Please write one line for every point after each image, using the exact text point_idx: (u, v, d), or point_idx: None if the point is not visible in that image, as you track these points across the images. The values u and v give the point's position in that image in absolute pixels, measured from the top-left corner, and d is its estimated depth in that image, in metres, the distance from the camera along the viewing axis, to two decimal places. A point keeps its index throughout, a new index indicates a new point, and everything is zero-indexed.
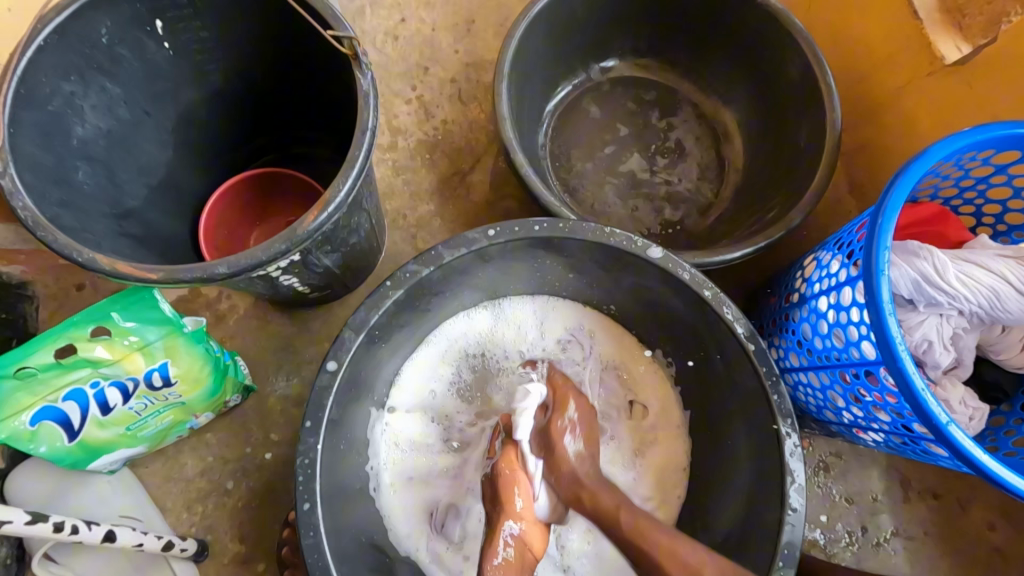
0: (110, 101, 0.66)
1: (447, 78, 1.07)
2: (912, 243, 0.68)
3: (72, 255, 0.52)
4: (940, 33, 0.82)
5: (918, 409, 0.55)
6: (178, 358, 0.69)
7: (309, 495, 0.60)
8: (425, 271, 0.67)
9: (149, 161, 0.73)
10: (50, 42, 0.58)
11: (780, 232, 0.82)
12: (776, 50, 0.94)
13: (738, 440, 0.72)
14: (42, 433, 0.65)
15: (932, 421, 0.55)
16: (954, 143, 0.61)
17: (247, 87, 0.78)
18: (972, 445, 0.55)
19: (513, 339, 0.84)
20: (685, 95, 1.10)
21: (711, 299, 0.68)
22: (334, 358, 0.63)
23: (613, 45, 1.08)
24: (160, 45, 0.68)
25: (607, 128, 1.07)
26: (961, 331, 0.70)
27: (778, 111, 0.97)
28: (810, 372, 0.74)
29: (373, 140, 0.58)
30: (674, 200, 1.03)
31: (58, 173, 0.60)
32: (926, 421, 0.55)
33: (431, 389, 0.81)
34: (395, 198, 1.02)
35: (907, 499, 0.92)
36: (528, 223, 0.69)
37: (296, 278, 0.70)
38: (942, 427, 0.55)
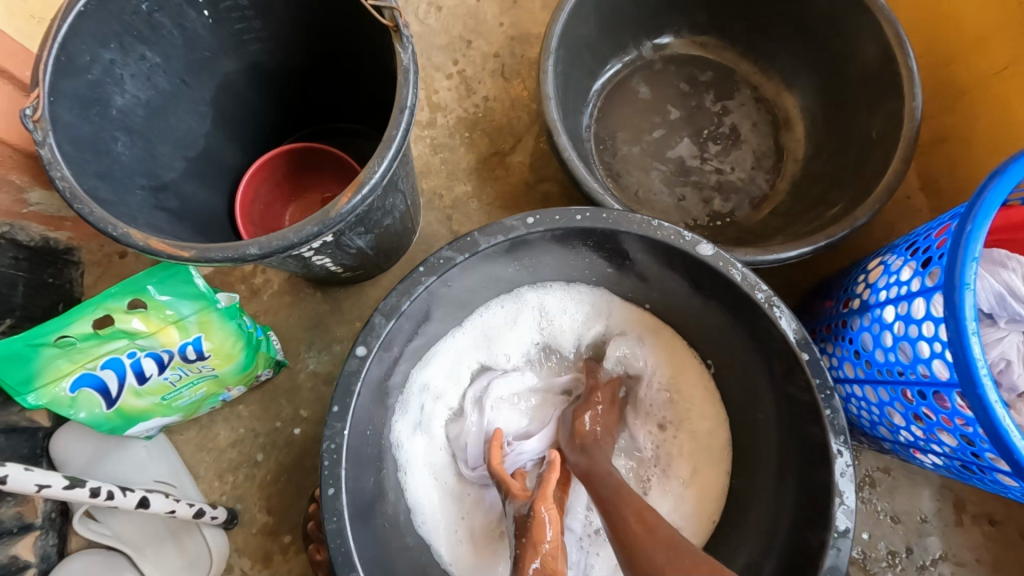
0: (149, 70, 0.65)
1: (490, 53, 1.03)
2: (1000, 252, 0.62)
3: (107, 229, 0.51)
4: None
5: (997, 439, 0.50)
6: (212, 332, 0.69)
7: (334, 480, 0.59)
8: (460, 258, 0.64)
9: (188, 132, 0.72)
10: (91, 8, 0.57)
11: (844, 231, 0.76)
12: (851, 28, 0.85)
13: (781, 452, 0.68)
14: (83, 400, 0.66)
15: (1012, 454, 0.49)
16: None
17: (287, 58, 0.76)
18: None
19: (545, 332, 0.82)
20: (743, 76, 1.02)
21: (763, 303, 0.63)
22: (363, 344, 0.62)
23: (668, 20, 1.01)
24: (200, 13, 0.66)
25: (657, 110, 1.01)
26: None
27: (848, 97, 0.89)
28: (865, 385, 0.69)
29: (412, 119, 0.55)
30: (724, 191, 0.97)
31: (97, 144, 0.60)
32: (1005, 453, 0.50)
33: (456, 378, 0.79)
34: (432, 177, 0.99)
35: (960, 522, 0.86)
36: (570, 212, 0.65)
37: (329, 258, 0.68)
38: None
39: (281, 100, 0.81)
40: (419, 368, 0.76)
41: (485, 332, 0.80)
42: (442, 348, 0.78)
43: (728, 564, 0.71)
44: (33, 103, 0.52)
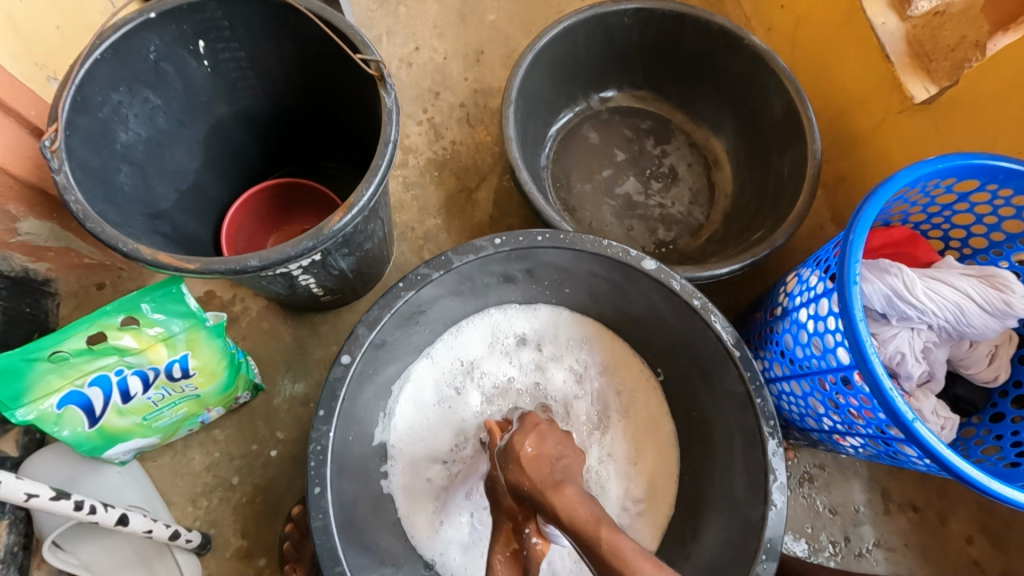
0: (151, 111, 0.72)
1: (457, 103, 1.15)
2: (883, 261, 0.74)
3: (118, 246, 0.56)
4: (910, 75, 0.90)
5: (888, 408, 0.60)
6: (199, 350, 0.73)
7: (320, 479, 0.63)
8: (435, 275, 0.72)
9: (181, 167, 0.78)
10: (105, 57, 0.64)
11: (765, 251, 0.89)
12: (761, 85, 1.02)
13: (724, 442, 0.76)
14: (67, 417, 0.68)
15: (900, 419, 0.60)
16: (920, 170, 0.67)
17: (275, 103, 0.84)
18: (938, 443, 0.60)
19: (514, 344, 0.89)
20: (678, 125, 1.17)
21: (700, 308, 0.73)
22: (348, 352, 0.67)
23: (611, 78, 1.16)
24: (200, 63, 0.74)
25: (605, 153, 1.14)
26: (932, 345, 0.76)
27: (764, 142, 1.05)
28: (791, 381, 0.79)
29: (395, 151, 0.64)
30: (667, 222, 1.10)
31: (103, 174, 0.65)
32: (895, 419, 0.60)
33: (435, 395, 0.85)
34: (405, 212, 1.07)
35: (888, 511, 0.95)
36: (531, 234, 0.75)
37: (314, 278, 0.75)
38: (909, 424, 0.59)
39: (267, 140, 0.89)
40: (396, 386, 0.83)
41: (456, 348, 0.87)
42: (416, 366, 0.85)
43: (685, 552, 0.78)
44: (51, 135, 0.58)
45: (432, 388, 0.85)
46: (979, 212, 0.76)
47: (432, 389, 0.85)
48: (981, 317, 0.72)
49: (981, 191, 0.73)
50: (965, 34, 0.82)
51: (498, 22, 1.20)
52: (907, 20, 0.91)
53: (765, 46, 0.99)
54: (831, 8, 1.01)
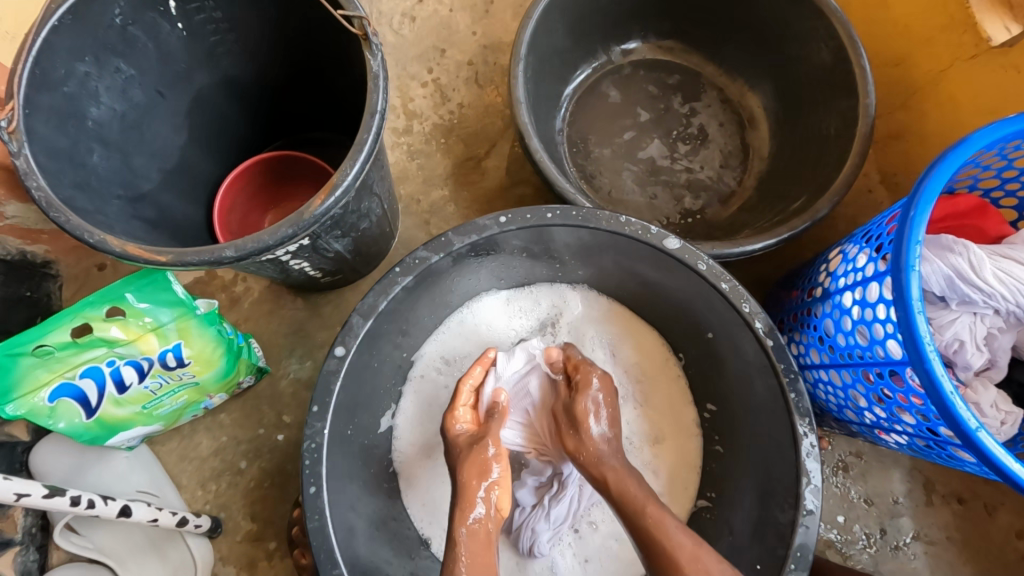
0: (124, 83, 0.67)
1: (464, 61, 1.05)
2: (946, 238, 0.65)
3: (84, 237, 0.52)
4: (987, 13, 0.77)
5: (946, 413, 0.52)
6: (191, 339, 0.70)
7: (315, 479, 0.60)
8: (435, 258, 0.66)
9: (165, 145, 0.74)
10: (64, 23, 0.58)
11: (806, 223, 0.79)
12: (804, 30, 0.89)
13: (754, 436, 0.70)
14: (61, 409, 0.66)
15: (959, 425, 0.52)
16: (998, 130, 0.56)
17: (259, 70, 0.77)
18: (1004, 453, 0.52)
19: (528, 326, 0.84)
20: (708, 79, 1.06)
21: (728, 292, 0.65)
22: (342, 344, 0.63)
23: (634, 27, 1.04)
24: (174, 26, 0.68)
25: (627, 113, 1.04)
26: (996, 331, 0.67)
27: (807, 96, 0.93)
28: (830, 370, 0.71)
29: (382, 123, 0.57)
30: (694, 188, 1.00)
31: (73, 155, 0.61)
32: (954, 425, 0.52)
33: (445, 381, 0.81)
34: (409, 183, 1.01)
35: (929, 502, 0.89)
36: (540, 211, 0.67)
37: (307, 262, 0.69)
38: (971, 433, 0.52)
39: (256, 110, 0.82)
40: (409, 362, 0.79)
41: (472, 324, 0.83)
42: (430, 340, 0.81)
43: None
44: (8, 115, 0.53)
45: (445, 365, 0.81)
46: None
47: (442, 377, 0.81)
48: None
49: None
50: None
51: None
52: None
53: None
54: None
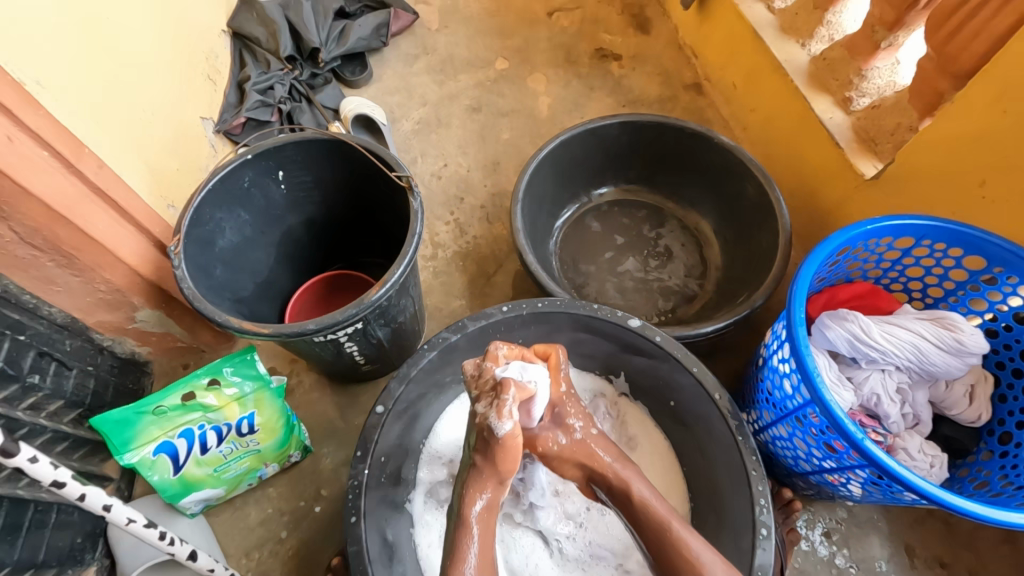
0: (242, 223, 0.95)
1: (478, 205, 1.37)
2: (841, 310, 0.84)
3: (216, 317, 0.77)
4: (860, 157, 1.07)
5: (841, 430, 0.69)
6: (263, 409, 0.89)
7: (356, 510, 0.76)
8: (454, 337, 0.87)
9: (259, 264, 1.01)
10: (214, 187, 0.89)
11: (746, 309, 1.00)
12: (733, 173, 1.20)
13: (722, 483, 0.83)
14: (159, 463, 0.84)
15: (850, 437, 0.69)
16: (853, 230, 0.80)
17: (331, 214, 1.07)
18: (891, 459, 0.68)
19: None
20: (670, 211, 1.35)
21: (680, 358, 0.85)
22: (382, 403, 0.82)
23: (607, 177, 1.36)
24: (279, 186, 0.98)
25: (606, 239, 1.32)
26: (907, 386, 0.84)
27: (744, 221, 1.20)
28: (778, 424, 0.87)
29: (419, 240, 0.84)
30: (665, 293, 1.23)
31: (203, 271, 0.87)
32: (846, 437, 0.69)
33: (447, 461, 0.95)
34: (435, 296, 1.26)
35: (913, 567, 0.95)
36: (533, 301, 0.90)
37: (357, 346, 0.92)
38: (859, 442, 0.68)
39: (324, 241, 1.11)
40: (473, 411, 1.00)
41: None
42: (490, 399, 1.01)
43: None
44: (177, 243, 0.82)
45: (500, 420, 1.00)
46: (925, 265, 0.86)
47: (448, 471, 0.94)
48: (939, 356, 0.80)
49: (921, 246, 0.84)
50: (899, 121, 1.02)
51: (510, 140, 1.48)
52: (852, 114, 1.12)
53: (731, 142, 1.18)
54: (790, 111, 1.23)
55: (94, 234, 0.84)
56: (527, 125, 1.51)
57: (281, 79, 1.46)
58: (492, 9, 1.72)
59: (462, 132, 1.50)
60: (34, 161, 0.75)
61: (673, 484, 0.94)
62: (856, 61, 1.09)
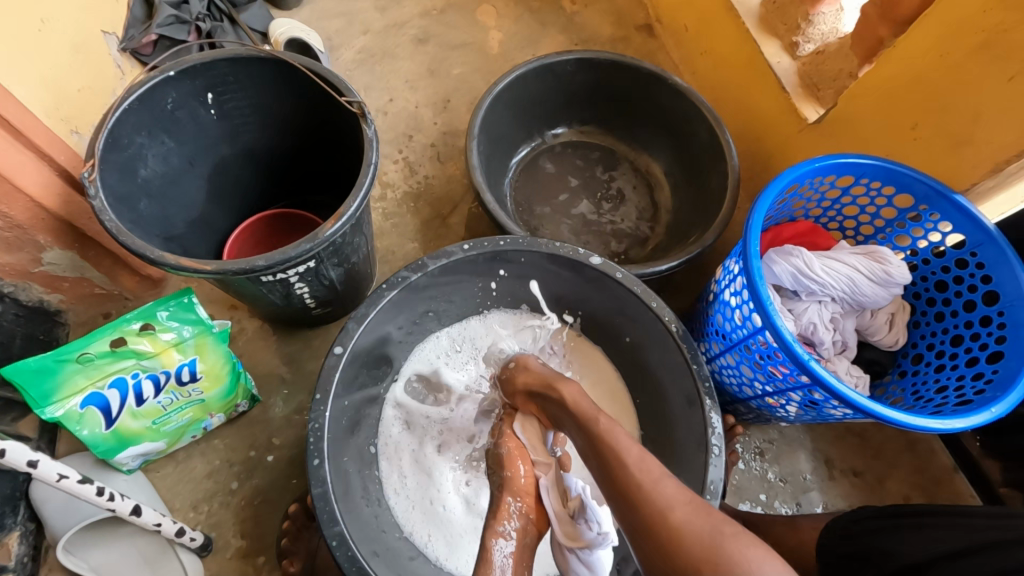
0: (167, 151, 0.85)
1: (428, 144, 1.31)
2: (787, 246, 0.89)
3: (146, 254, 0.68)
4: (803, 100, 1.11)
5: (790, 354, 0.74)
6: (205, 355, 0.83)
7: (319, 453, 0.72)
8: (413, 276, 0.84)
9: (189, 199, 0.91)
10: (132, 107, 0.77)
11: (698, 248, 1.03)
12: (685, 115, 1.21)
13: (674, 411, 0.88)
14: (88, 417, 0.76)
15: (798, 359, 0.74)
16: (804, 167, 0.83)
17: (269, 146, 0.97)
18: (832, 378, 0.74)
19: (437, 375, 0.98)
20: (623, 154, 1.35)
21: (641, 293, 0.86)
22: (340, 343, 0.78)
23: (562, 117, 1.33)
24: (209, 112, 0.88)
25: (561, 180, 1.31)
26: (839, 315, 0.91)
27: (695, 164, 1.22)
28: (726, 354, 0.92)
29: (376, 171, 0.78)
30: (618, 235, 1.25)
31: (125, 203, 0.78)
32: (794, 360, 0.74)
33: (404, 426, 0.94)
34: (386, 238, 1.20)
35: (832, 477, 1.07)
36: (495, 239, 0.87)
37: (308, 287, 0.86)
38: (806, 363, 0.74)
39: (262, 178, 1.02)
40: (435, 346, 0.99)
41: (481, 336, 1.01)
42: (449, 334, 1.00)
43: None
44: (90, 168, 0.71)
45: (455, 356, 1.00)
46: (861, 203, 0.92)
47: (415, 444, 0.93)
48: (869, 286, 0.87)
49: (858, 185, 0.90)
50: (842, 66, 1.07)
51: (460, 75, 1.40)
52: (797, 59, 1.15)
53: (686, 83, 1.18)
54: (739, 56, 1.25)
55: None
56: (477, 59, 1.43)
57: None
58: None
59: (409, 65, 1.40)
60: None
61: (626, 414, 0.97)
62: (804, 5, 1.12)
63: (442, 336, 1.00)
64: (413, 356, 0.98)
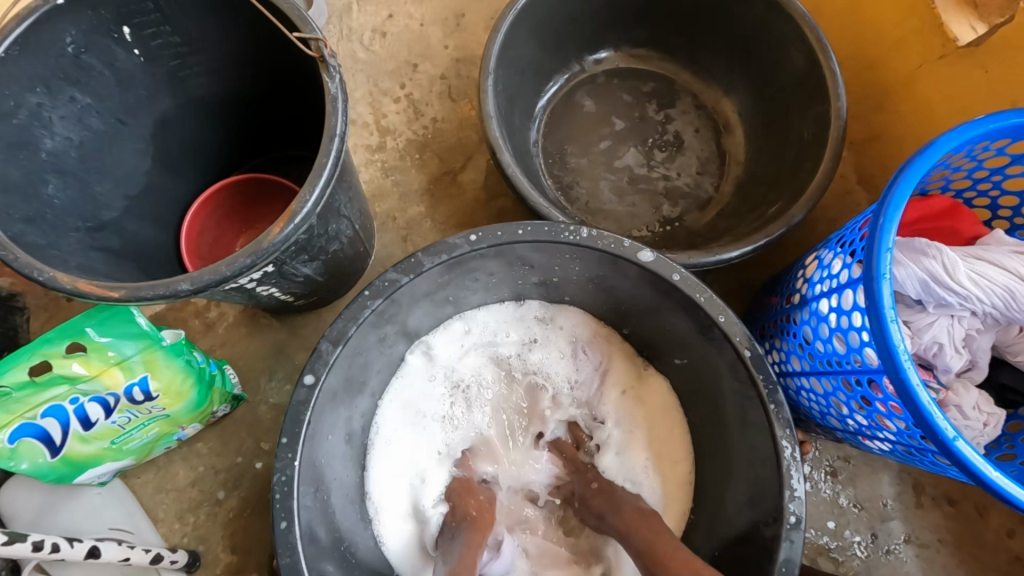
0: (80, 111, 0.65)
1: (436, 75, 1.04)
2: (919, 240, 0.64)
3: (35, 275, 0.52)
4: (952, 12, 0.78)
5: (923, 424, 0.52)
6: (159, 371, 0.68)
7: (286, 513, 0.58)
8: (404, 279, 0.65)
9: (126, 170, 0.71)
10: (11, 54, 0.57)
11: (781, 228, 0.79)
12: (774, 33, 0.89)
13: (736, 449, 0.69)
14: (24, 450, 0.65)
15: (937, 437, 0.51)
16: (965, 132, 0.56)
17: (222, 93, 0.75)
18: (982, 461, 0.51)
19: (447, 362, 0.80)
20: (684, 85, 1.05)
21: (705, 304, 0.65)
22: (311, 372, 0.61)
23: (605, 37, 1.03)
24: (130, 52, 0.66)
25: (603, 122, 1.04)
26: (975, 333, 0.67)
27: (782, 100, 0.93)
28: (811, 377, 0.71)
29: (342, 146, 0.57)
30: (672, 196, 1.00)
31: (25, 188, 0.60)
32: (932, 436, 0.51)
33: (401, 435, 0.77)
34: (386, 200, 0.99)
35: (921, 505, 0.88)
36: (511, 227, 0.66)
37: (275, 288, 0.68)
38: (949, 443, 0.51)
39: (222, 134, 0.81)
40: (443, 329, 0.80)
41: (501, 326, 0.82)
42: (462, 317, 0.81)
43: None
44: None
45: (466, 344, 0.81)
46: None
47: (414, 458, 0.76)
48: None
49: None
50: None
51: None
52: None
53: None
54: None
55: None
56: None
57: None
58: None
59: None
60: None
61: (677, 438, 0.78)
62: None
63: (454, 323, 0.81)
64: (418, 348, 0.79)
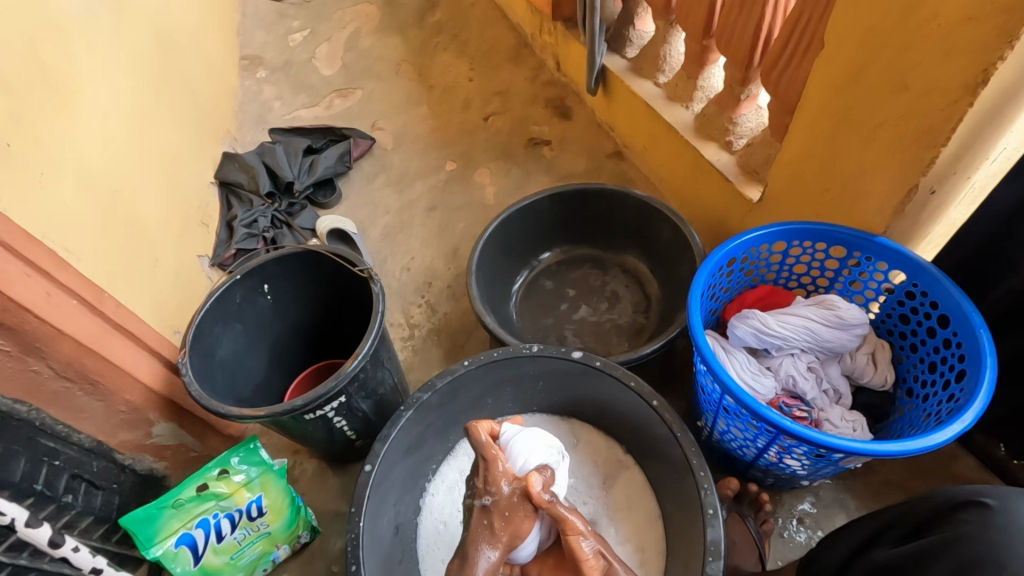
0: (236, 334, 1.13)
1: (445, 286, 1.56)
2: (744, 310, 0.99)
3: (219, 411, 0.93)
4: (746, 185, 1.29)
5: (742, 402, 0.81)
6: (269, 491, 1.00)
7: (356, 560, 0.86)
8: (425, 396, 1.00)
9: (256, 366, 1.17)
10: (210, 309, 1.06)
11: (677, 328, 1.14)
12: (649, 218, 1.39)
13: (676, 482, 0.93)
14: (181, 554, 0.95)
15: (750, 407, 0.80)
16: (731, 244, 0.97)
17: (313, 313, 1.24)
18: (785, 418, 0.79)
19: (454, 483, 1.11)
20: (611, 260, 1.53)
21: (620, 376, 0.97)
22: (369, 462, 0.94)
23: (550, 243, 1.54)
24: (265, 298, 1.16)
25: (560, 293, 1.49)
26: (816, 364, 0.97)
27: (670, 255, 1.38)
28: (717, 419, 0.99)
29: (382, 317, 1.01)
30: (617, 332, 1.39)
31: (207, 376, 1.05)
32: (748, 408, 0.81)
33: (451, 494, 1.09)
34: (417, 371, 1.41)
35: None
36: (488, 352, 1.03)
37: (345, 418, 1.05)
38: (758, 410, 0.80)
39: (310, 339, 1.27)
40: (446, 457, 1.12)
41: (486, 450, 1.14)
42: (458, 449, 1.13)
43: None
44: (182, 355, 1.00)
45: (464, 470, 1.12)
46: (805, 261, 1.03)
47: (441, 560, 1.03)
48: (827, 331, 0.94)
49: (794, 247, 1.01)
50: (768, 152, 1.23)
51: (466, 228, 1.70)
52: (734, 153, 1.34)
53: (643, 193, 1.38)
54: (686, 162, 1.46)
55: (116, 361, 1.01)
56: (478, 212, 1.74)
57: (262, 212, 1.69)
58: (436, 123, 2.00)
59: (424, 229, 1.72)
60: (67, 309, 0.94)
61: (643, 502, 1.04)
62: (725, 113, 1.30)
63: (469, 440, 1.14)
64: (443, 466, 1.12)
